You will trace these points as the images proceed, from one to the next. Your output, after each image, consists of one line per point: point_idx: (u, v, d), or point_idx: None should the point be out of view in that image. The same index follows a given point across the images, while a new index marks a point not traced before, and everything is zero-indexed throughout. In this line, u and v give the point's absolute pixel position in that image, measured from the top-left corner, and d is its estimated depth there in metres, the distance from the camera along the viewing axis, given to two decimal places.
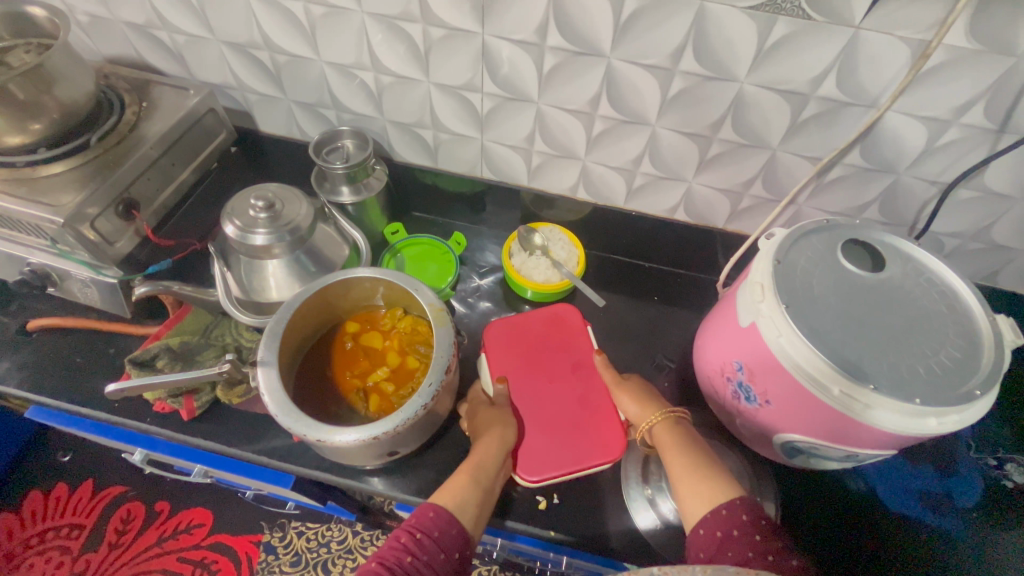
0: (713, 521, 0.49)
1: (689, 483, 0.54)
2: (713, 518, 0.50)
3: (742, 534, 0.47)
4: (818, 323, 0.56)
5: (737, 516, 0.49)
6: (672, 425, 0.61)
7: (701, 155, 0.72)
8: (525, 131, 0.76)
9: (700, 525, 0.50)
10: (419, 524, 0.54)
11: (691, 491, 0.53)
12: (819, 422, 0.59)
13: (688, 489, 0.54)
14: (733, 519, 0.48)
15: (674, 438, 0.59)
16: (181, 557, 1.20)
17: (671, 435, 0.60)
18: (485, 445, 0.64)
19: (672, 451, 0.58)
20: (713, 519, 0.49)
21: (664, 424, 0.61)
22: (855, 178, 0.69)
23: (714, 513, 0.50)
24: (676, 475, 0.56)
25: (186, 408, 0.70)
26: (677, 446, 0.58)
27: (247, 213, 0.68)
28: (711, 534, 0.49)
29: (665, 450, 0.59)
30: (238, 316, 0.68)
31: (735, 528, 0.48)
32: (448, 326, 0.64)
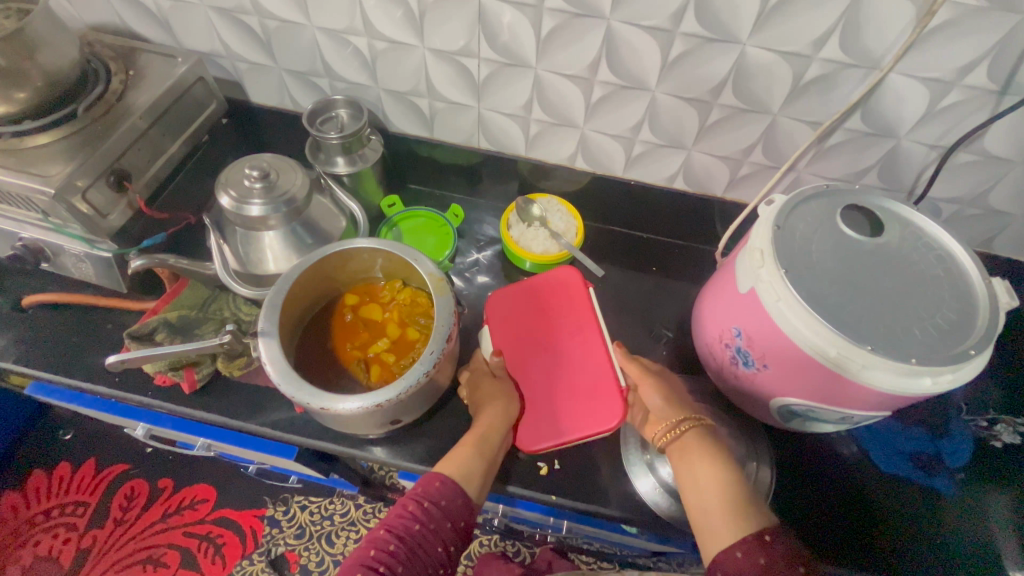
0: (754, 547, 0.49)
1: (730, 505, 0.53)
2: (751, 541, 0.50)
3: (787, 566, 0.47)
4: (816, 287, 0.57)
5: (782, 547, 0.49)
6: (707, 437, 0.61)
7: (701, 121, 0.71)
8: (523, 99, 0.75)
9: (737, 547, 0.50)
10: (425, 493, 0.57)
11: (729, 510, 0.53)
12: (816, 385, 0.60)
13: (726, 507, 0.53)
14: (776, 547, 0.49)
15: (708, 450, 0.59)
16: (187, 532, 1.23)
17: (705, 445, 0.59)
18: (489, 419, 0.65)
19: (708, 463, 0.58)
20: (756, 545, 0.49)
21: (700, 435, 0.61)
22: (855, 144, 0.69)
23: (757, 537, 0.50)
24: (711, 489, 0.55)
25: (187, 380, 0.70)
26: (714, 459, 0.58)
27: (241, 184, 0.67)
28: (752, 560, 0.48)
29: (699, 462, 0.58)
30: (237, 288, 0.68)
31: (779, 557, 0.48)
32: (448, 295, 0.64)
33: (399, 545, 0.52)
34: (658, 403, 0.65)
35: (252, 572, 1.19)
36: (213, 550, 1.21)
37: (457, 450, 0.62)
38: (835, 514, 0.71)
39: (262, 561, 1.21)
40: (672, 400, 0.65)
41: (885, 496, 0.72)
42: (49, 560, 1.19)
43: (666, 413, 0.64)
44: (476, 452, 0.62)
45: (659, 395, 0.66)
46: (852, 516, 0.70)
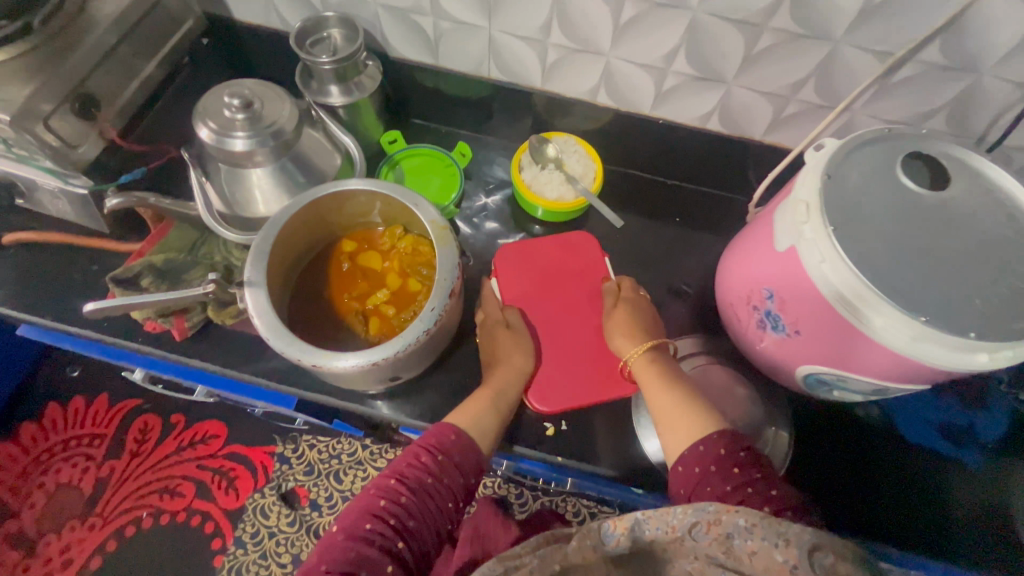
0: (691, 458, 0.51)
1: (673, 422, 0.55)
2: (689, 454, 0.51)
3: (720, 471, 0.49)
4: (869, 248, 0.50)
5: (715, 452, 0.50)
6: (659, 361, 0.61)
7: (748, 48, 0.61)
8: (540, 19, 0.65)
9: (679, 462, 0.52)
10: (440, 445, 0.54)
11: (674, 426, 0.54)
12: (854, 355, 0.54)
13: (670, 426, 0.55)
14: (709, 454, 0.50)
15: (655, 376, 0.60)
16: (200, 465, 1.26)
17: (652, 371, 0.60)
18: (503, 376, 0.62)
19: (657, 385, 0.59)
20: (692, 456, 0.51)
21: (651, 359, 0.61)
22: (927, 79, 0.59)
23: (692, 449, 0.51)
24: (660, 411, 0.57)
25: (177, 327, 0.66)
26: (662, 381, 0.59)
27: (222, 114, 0.59)
28: (691, 470, 0.50)
29: (649, 387, 0.59)
30: (224, 233, 0.62)
31: (712, 464, 0.49)
32: (452, 248, 0.57)
33: (410, 496, 0.51)
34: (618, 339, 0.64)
35: (264, 505, 1.23)
36: (226, 482, 1.24)
37: (469, 405, 0.59)
38: (854, 481, 0.68)
39: (273, 494, 1.24)
40: (630, 326, 0.64)
41: (904, 465, 0.68)
42: (71, 487, 1.23)
43: (622, 346, 0.63)
44: (488, 409, 0.59)
45: (619, 328, 0.64)
46: (870, 485, 0.67)
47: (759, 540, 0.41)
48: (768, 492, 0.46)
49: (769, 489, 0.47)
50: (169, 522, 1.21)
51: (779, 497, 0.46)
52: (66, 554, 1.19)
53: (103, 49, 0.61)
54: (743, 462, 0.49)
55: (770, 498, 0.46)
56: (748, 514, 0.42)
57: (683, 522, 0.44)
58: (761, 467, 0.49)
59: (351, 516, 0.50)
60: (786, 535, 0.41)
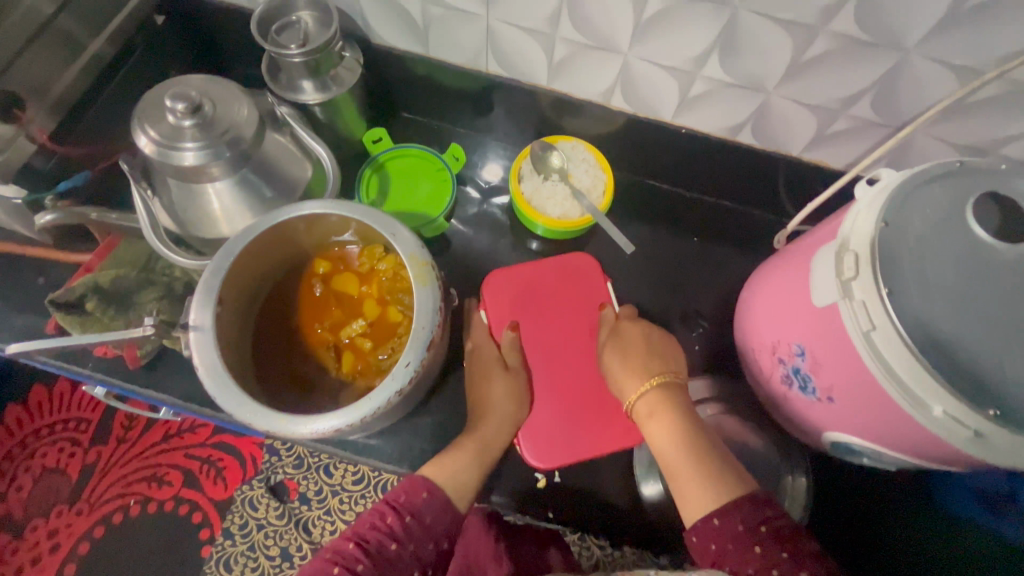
0: (704, 532, 0.42)
1: (681, 491, 0.46)
2: (702, 526, 0.43)
3: (740, 549, 0.40)
4: (930, 320, 0.42)
5: (733, 525, 0.41)
6: (661, 408, 0.51)
7: (797, 55, 0.50)
8: (549, 9, 0.54)
9: (691, 533, 0.44)
10: (409, 504, 0.46)
11: (682, 497, 0.46)
12: (896, 434, 0.47)
13: (682, 493, 0.46)
14: (726, 531, 0.41)
15: (663, 428, 0.50)
16: (188, 454, 1.16)
17: (659, 422, 0.50)
18: (491, 427, 0.54)
19: (662, 437, 0.49)
20: (705, 530, 0.43)
21: (651, 407, 0.51)
22: (1015, 100, 0.48)
23: (704, 521, 0.43)
24: (669, 473, 0.48)
25: (128, 355, 0.59)
26: (666, 431, 0.49)
27: (166, 120, 0.50)
28: (705, 546, 0.42)
29: (655, 442, 0.50)
30: (174, 258, 0.53)
31: (730, 540, 0.41)
32: (432, 287, 0.49)
33: (369, 566, 0.42)
34: (614, 373, 0.55)
35: (253, 497, 1.13)
36: (214, 473, 1.15)
37: (451, 454, 0.51)
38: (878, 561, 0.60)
39: (262, 486, 1.14)
40: (625, 364, 0.54)
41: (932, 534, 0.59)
42: (58, 472, 1.15)
43: (622, 387, 0.54)
44: (472, 463, 0.51)
45: (617, 368, 0.55)
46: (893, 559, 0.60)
47: None
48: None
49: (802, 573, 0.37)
50: (157, 511, 1.13)
51: None
52: (54, 539, 1.12)
53: (37, 17, 0.54)
54: (767, 536, 0.40)
55: None
56: None
57: None
58: (790, 543, 0.40)
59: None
60: None
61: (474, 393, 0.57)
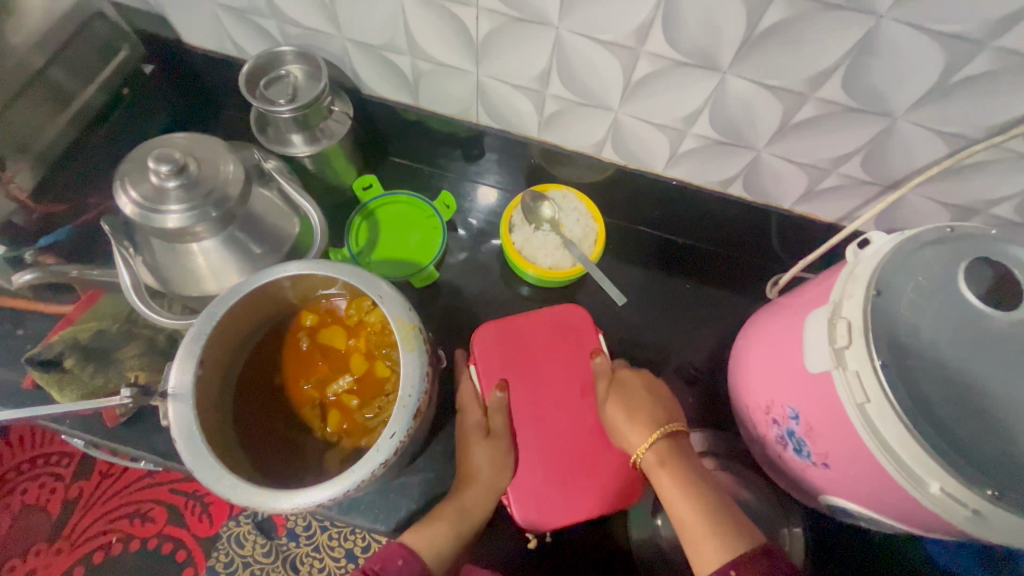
0: None
1: (694, 543, 0.43)
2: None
3: None
4: (924, 394, 0.41)
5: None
6: (669, 461, 0.49)
7: (785, 118, 0.50)
8: (538, 68, 0.54)
9: None
10: (383, 571, 0.44)
11: (695, 551, 0.42)
12: (894, 507, 0.45)
13: (695, 545, 0.43)
14: None
15: (673, 478, 0.47)
16: (174, 489, 1.11)
17: (673, 471, 0.48)
18: (468, 495, 0.53)
19: (673, 491, 0.47)
20: None
21: (660, 458, 0.49)
22: (1002, 166, 0.48)
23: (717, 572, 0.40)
24: (682, 525, 0.45)
25: (108, 413, 0.57)
26: (676, 482, 0.47)
27: (149, 180, 0.49)
28: None
29: (666, 493, 0.47)
30: (155, 318, 0.52)
31: None
32: (419, 352, 0.48)
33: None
34: (618, 421, 0.52)
35: (240, 534, 1.07)
36: (199, 508, 1.09)
37: (428, 524, 0.50)
38: None
39: (249, 522, 1.07)
40: (630, 416, 0.52)
41: None
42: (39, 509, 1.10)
43: (627, 440, 0.52)
44: (448, 537, 0.49)
45: (619, 419, 0.52)
46: None
47: None
48: None
49: None
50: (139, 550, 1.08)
51: None
52: None
53: (27, 71, 0.54)
54: None
55: None
56: None
57: None
58: None
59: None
60: None
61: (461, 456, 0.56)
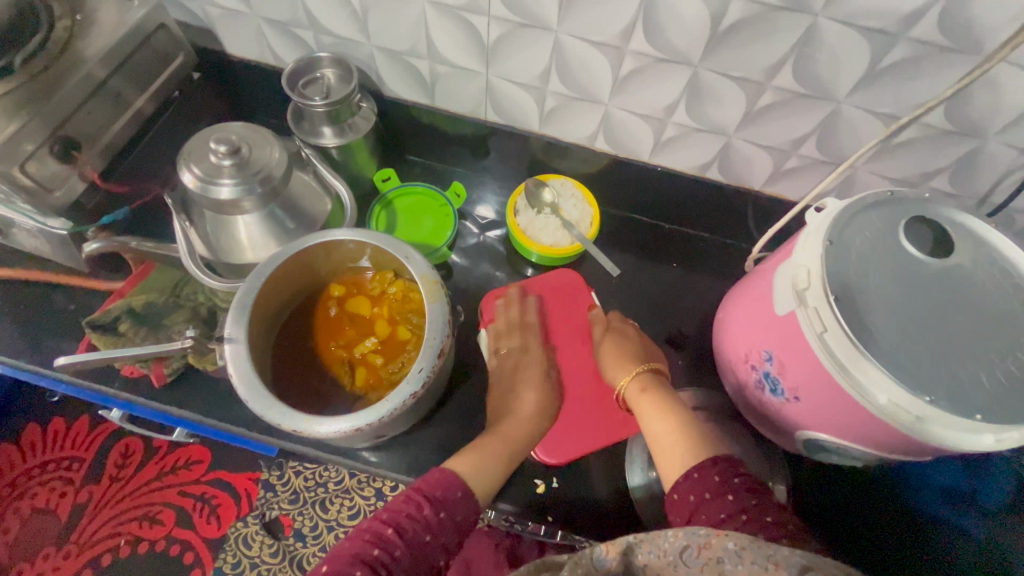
0: (685, 486, 0.47)
1: (666, 450, 0.52)
2: (683, 481, 0.48)
3: (715, 498, 0.44)
4: (870, 321, 0.49)
5: (710, 480, 0.46)
6: (648, 390, 0.58)
7: (749, 104, 0.60)
8: (539, 67, 0.63)
9: (673, 490, 0.48)
10: (445, 503, 0.48)
11: (667, 458, 0.51)
12: (855, 428, 0.52)
13: (666, 452, 0.52)
14: (704, 483, 0.46)
15: (652, 399, 0.57)
16: (183, 492, 1.11)
17: (654, 395, 0.57)
18: (511, 422, 0.59)
19: (650, 411, 0.56)
20: (686, 484, 0.47)
21: (639, 388, 0.58)
22: (930, 141, 0.58)
23: (687, 476, 0.47)
24: (655, 440, 0.53)
25: (155, 373, 0.64)
26: (656, 406, 0.56)
27: (208, 159, 0.57)
28: (685, 499, 0.46)
29: (643, 415, 0.56)
30: (206, 280, 0.59)
31: (707, 491, 0.45)
32: (441, 303, 0.55)
33: (406, 552, 0.45)
34: (609, 363, 0.63)
35: (247, 535, 1.08)
36: (208, 510, 1.09)
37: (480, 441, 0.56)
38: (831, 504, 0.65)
39: (257, 523, 1.09)
40: (620, 357, 0.63)
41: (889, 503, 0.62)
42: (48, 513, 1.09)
43: (616, 376, 0.62)
44: (501, 452, 0.56)
45: (611, 360, 0.63)
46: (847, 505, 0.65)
47: (750, 566, 0.36)
48: (765, 517, 0.41)
49: (766, 516, 0.42)
50: (146, 553, 1.07)
51: (776, 524, 0.41)
52: None
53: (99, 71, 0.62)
54: (740, 489, 0.45)
55: (765, 524, 0.41)
56: (740, 538, 0.37)
57: (675, 545, 0.39)
58: (756, 496, 0.44)
59: (339, 557, 0.43)
60: (777, 559, 0.35)
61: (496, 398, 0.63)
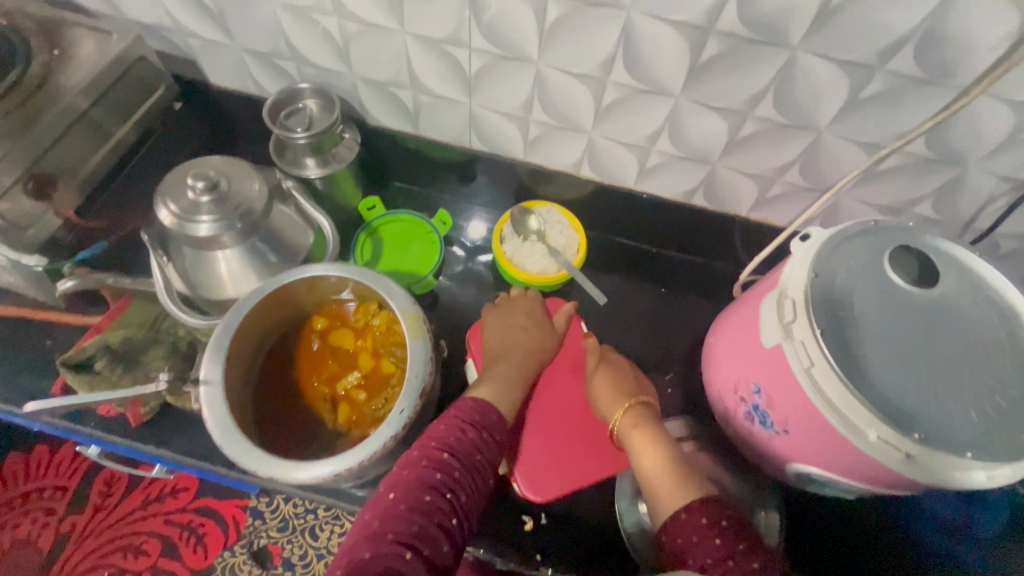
0: (672, 529, 0.46)
1: (657, 487, 0.50)
2: (672, 523, 0.46)
3: (701, 541, 0.43)
4: (857, 355, 0.48)
5: (697, 521, 0.45)
6: (640, 426, 0.57)
7: (732, 133, 0.59)
8: (522, 98, 0.63)
9: (662, 533, 0.47)
10: (485, 423, 0.50)
11: (657, 495, 0.49)
12: (845, 464, 0.51)
13: (657, 487, 0.50)
14: (691, 525, 0.45)
15: (645, 434, 0.55)
16: (168, 520, 1.08)
17: (648, 429, 0.56)
18: (518, 351, 0.62)
19: (642, 447, 0.54)
20: (672, 526, 0.46)
21: (632, 423, 0.57)
22: (912, 169, 0.58)
23: (675, 518, 0.46)
24: (646, 477, 0.52)
25: (132, 413, 0.62)
26: (648, 442, 0.54)
27: (186, 196, 0.56)
28: (673, 541, 0.45)
29: (635, 451, 0.55)
30: (184, 318, 0.58)
31: (693, 534, 0.44)
32: (424, 340, 0.54)
33: (463, 472, 0.46)
34: (602, 394, 0.62)
35: (234, 565, 1.04)
36: (194, 539, 1.06)
37: (493, 371, 0.58)
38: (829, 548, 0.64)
39: (245, 553, 1.05)
40: (613, 388, 0.62)
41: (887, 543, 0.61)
42: (28, 545, 1.06)
43: (609, 411, 0.61)
44: (518, 377, 0.59)
45: (604, 391, 0.62)
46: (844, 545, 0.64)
47: None
48: (749, 565, 0.41)
49: (752, 563, 0.41)
50: None
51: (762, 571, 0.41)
52: None
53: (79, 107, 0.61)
54: (728, 530, 0.43)
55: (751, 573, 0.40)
56: None
57: None
58: (743, 540, 0.43)
59: (404, 484, 0.44)
60: None
61: (494, 338, 0.64)
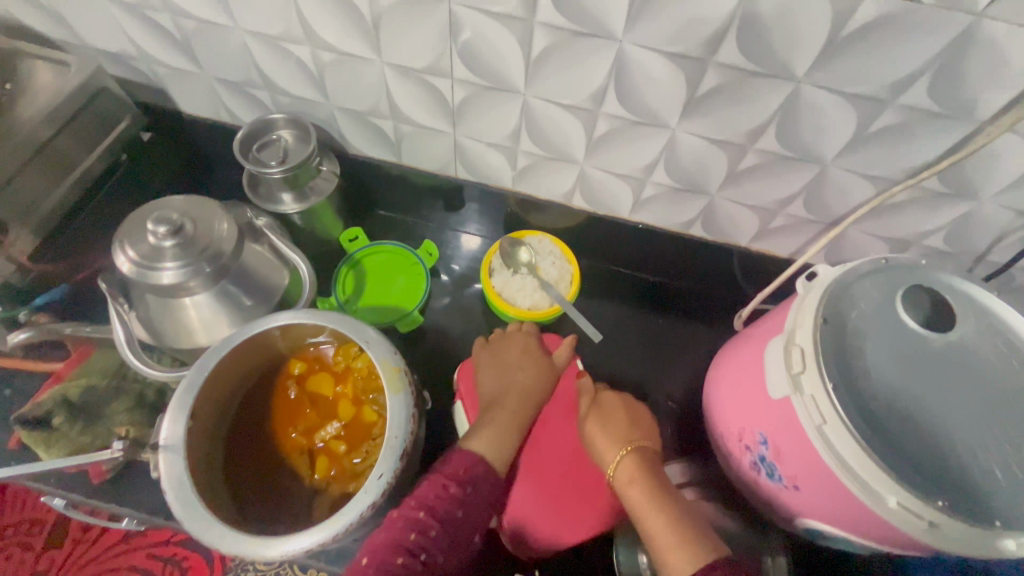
0: None
1: (663, 554, 0.45)
2: None
3: None
4: (872, 411, 0.45)
5: None
6: (636, 478, 0.51)
7: (731, 166, 0.56)
8: (509, 128, 0.59)
9: None
10: (471, 477, 0.46)
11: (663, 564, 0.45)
12: (861, 525, 0.47)
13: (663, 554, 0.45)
14: None
15: (644, 488, 0.50)
16: (152, 554, 0.96)
17: (644, 481, 0.50)
18: (513, 396, 0.56)
19: (641, 503, 0.49)
20: None
21: (628, 476, 0.51)
22: (922, 203, 0.54)
23: None
24: (651, 541, 0.47)
25: (93, 470, 0.58)
26: (645, 498, 0.49)
27: (146, 241, 0.52)
28: None
29: (634, 508, 0.49)
30: (147, 371, 0.54)
31: None
32: (404, 394, 0.50)
33: (442, 533, 0.43)
34: (596, 437, 0.56)
35: None
36: None
37: (485, 421, 0.53)
38: None
39: None
40: (607, 428, 0.56)
41: None
42: None
43: (603, 458, 0.55)
44: (513, 421, 0.54)
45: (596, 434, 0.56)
46: None
47: None
48: None
49: None
50: None
51: None
52: None
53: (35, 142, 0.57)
54: None
55: None
56: None
57: None
58: None
59: (377, 548, 0.41)
60: None
61: (487, 379, 0.59)
